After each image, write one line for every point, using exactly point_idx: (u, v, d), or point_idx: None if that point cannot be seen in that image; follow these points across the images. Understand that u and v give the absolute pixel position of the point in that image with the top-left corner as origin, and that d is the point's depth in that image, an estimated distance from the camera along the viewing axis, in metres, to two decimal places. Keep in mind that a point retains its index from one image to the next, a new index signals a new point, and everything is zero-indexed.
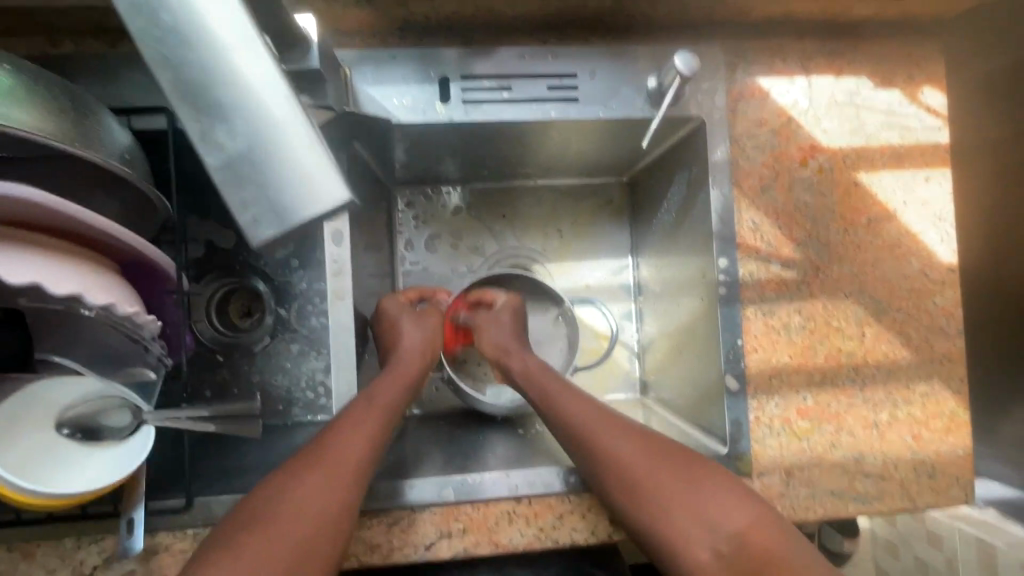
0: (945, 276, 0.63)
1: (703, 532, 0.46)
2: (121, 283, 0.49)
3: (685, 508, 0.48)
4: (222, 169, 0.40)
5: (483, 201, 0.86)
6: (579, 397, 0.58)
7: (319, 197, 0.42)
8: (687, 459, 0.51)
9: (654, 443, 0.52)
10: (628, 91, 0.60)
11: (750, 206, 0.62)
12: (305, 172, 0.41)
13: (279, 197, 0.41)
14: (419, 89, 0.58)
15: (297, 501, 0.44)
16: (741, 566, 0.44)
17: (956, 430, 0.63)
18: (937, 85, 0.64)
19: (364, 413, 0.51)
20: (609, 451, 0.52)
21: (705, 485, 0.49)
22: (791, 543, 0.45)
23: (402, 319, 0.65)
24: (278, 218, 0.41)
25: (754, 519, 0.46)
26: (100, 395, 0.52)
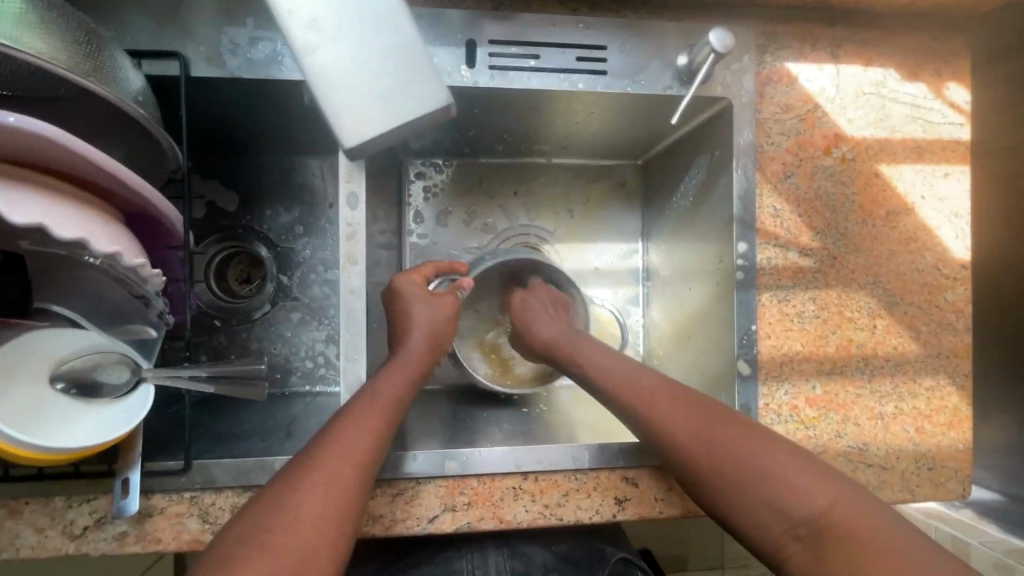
0: (957, 273, 0.64)
1: (778, 509, 0.42)
2: (126, 234, 0.47)
3: (757, 485, 0.43)
4: (323, 71, 0.48)
5: (496, 176, 0.84)
6: (636, 373, 0.55)
7: (420, 98, 0.49)
8: (759, 433, 0.47)
9: (719, 415, 0.49)
10: (656, 67, 0.59)
11: (772, 191, 0.61)
12: (410, 89, 0.49)
13: (379, 96, 0.49)
14: (444, 51, 0.56)
15: (297, 506, 0.41)
16: (824, 546, 0.40)
17: (958, 425, 0.64)
18: (962, 81, 0.64)
19: (367, 409, 0.49)
20: (669, 426, 0.50)
21: (770, 459, 0.44)
22: (879, 518, 0.40)
23: (414, 300, 0.61)
24: (373, 120, 0.49)
25: (834, 495, 0.41)
26: (100, 350, 0.50)
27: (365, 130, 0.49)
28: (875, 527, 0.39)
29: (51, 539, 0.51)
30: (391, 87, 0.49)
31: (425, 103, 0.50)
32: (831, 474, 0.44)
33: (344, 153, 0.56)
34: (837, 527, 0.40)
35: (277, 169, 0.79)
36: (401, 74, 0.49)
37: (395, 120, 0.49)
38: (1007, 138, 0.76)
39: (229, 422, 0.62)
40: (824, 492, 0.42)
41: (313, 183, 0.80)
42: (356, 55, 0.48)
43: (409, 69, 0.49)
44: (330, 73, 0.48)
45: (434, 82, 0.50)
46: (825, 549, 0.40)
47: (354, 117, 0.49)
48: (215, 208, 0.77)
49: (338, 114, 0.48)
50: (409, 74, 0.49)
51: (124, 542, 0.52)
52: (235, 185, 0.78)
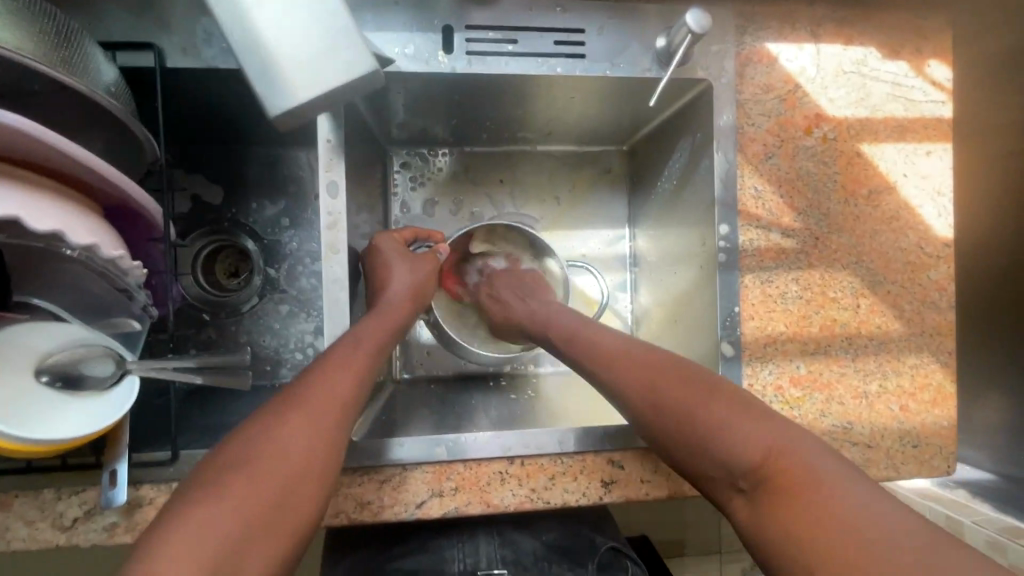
0: (940, 251, 0.64)
1: (721, 460, 0.42)
2: (105, 225, 0.47)
3: (702, 437, 0.44)
4: (240, 36, 0.44)
5: (481, 164, 0.84)
6: (599, 336, 0.56)
7: (348, 66, 0.45)
8: (714, 385, 0.46)
9: (674, 369, 0.49)
10: (635, 50, 0.59)
11: (753, 172, 0.61)
12: (336, 58, 0.44)
13: (300, 62, 0.44)
14: (421, 38, 0.56)
15: (280, 443, 0.41)
16: (763, 497, 0.39)
17: (942, 402, 0.64)
18: (944, 58, 0.64)
19: (351, 355, 0.50)
20: (622, 386, 0.50)
21: (718, 413, 0.44)
22: (827, 465, 0.39)
23: (393, 258, 0.63)
24: (295, 85, 0.44)
25: (778, 445, 0.40)
26: (81, 343, 0.50)
27: (285, 100, 0.44)
28: (819, 474, 0.38)
29: (41, 532, 0.52)
30: (315, 53, 0.44)
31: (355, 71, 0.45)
32: (783, 423, 0.43)
33: (323, 142, 0.56)
34: (779, 474, 0.39)
35: (261, 160, 0.79)
36: (325, 40, 0.44)
37: (320, 89, 0.44)
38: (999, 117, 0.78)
39: (219, 412, 0.63)
40: (767, 440, 0.41)
41: (298, 174, 0.80)
42: (278, 19, 0.44)
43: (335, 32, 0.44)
44: (248, 37, 0.44)
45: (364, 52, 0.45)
46: (765, 500, 0.39)
47: (271, 87, 0.44)
48: (200, 202, 0.77)
49: (259, 84, 0.44)
50: (336, 38, 0.44)
51: (115, 533, 0.52)
52: (220, 178, 0.78)
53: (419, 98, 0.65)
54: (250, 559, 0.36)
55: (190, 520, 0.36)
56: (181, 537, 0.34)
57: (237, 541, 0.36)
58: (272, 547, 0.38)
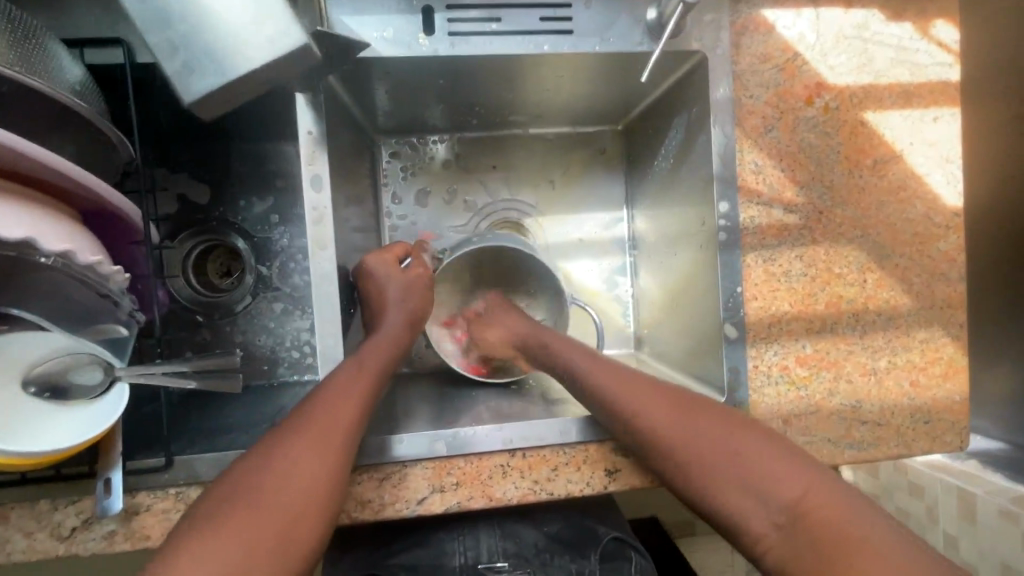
0: (949, 221, 0.62)
1: (751, 496, 0.43)
2: (74, 228, 0.45)
3: (727, 475, 0.44)
4: (142, 5, 0.38)
5: (473, 150, 0.81)
6: (609, 366, 0.55)
7: (272, 40, 0.40)
8: (737, 424, 0.47)
9: (696, 409, 0.49)
10: (625, 23, 0.56)
11: (753, 147, 0.59)
12: (259, 32, 0.39)
13: (216, 40, 0.39)
14: (401, 19, 0.54)
15: (283, 470, 0.43)
16: (800, 536, 0.40)
17: (953, 376, 0.63)
18: (950, 18, 0.61)
19: (355, 378, 0.51)
20: (644, 419, 0.49)
21: (746, 448, 0.45)
22: (857, 505, 0.40)
23: (387, 281, 0.62)
24: (219, 68, 0.40)
25: (807, 482, 0.42)
26: (66, 351, 0.48)
27: (202, 82, 0.40)
28: (850, 509, 0.39)
29: (40, 543, 0.51)
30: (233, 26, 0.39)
31: (282, 45, 0.40)
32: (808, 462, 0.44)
33: (304, 134, 0.54)
34: (813, 515, 0.40)
35: (247, 156, 0.77)
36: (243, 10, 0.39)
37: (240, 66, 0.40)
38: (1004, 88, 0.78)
39: (214, 415, 0.62)
40: (797, 477, 0.42)
41: (286, 168, 0.78)
42: None
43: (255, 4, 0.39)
44: (154, 8, 0.38)
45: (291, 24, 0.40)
46: (804, 539, 0.39)
47: (190, 68, 0.40)
48: (186, 201, 0.76)
49: (173, 70, 0.40)
50: (258, 11, 0.39)
51: (114, 540, 0.52)
52: (206, 176, 0.76)
53: (402, 84, 0.63)
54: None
55: (197, 549, 0.37)
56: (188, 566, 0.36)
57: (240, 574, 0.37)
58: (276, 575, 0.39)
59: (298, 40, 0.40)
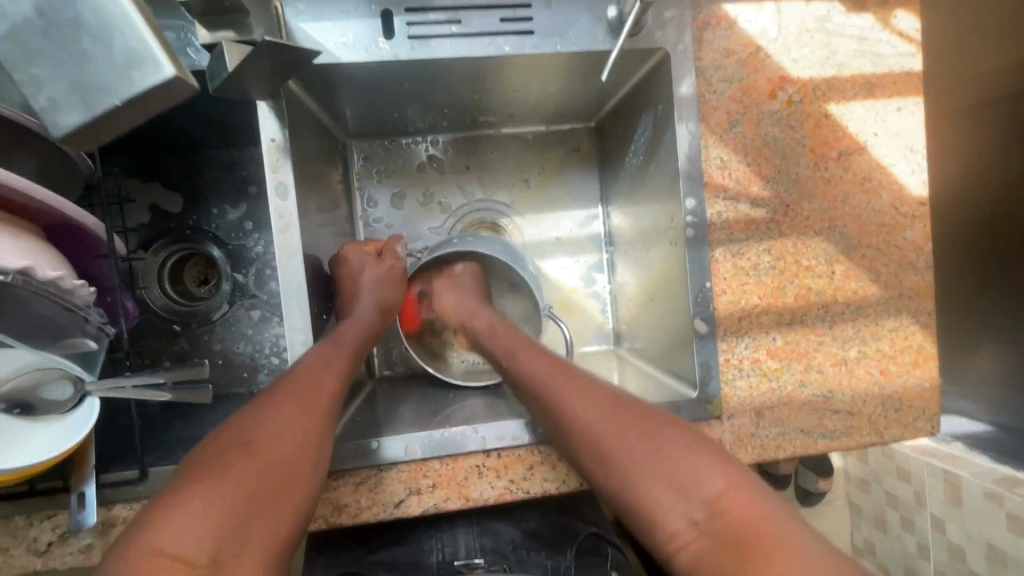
0: (915, 210, 0.62)
1: (675, 494, 0.43)
2: (36, 245, 0.45)
3: (654, 473, 0.44)
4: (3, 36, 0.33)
5: (448, 151, 0.81)
6: (545, 355, 0.57)
7: (132, 74, 0.34)
8: (658, 421, 0.48)
9: (620, 400, 0.50)
10: (586, 22, 0.56)
11: (718, 142, 0.59)
12: (129, 67, 0.34)
13: (83, 76, 0.34)
14: (361, 24, 0.54)
15: (278, 434, 0.44)
16: (719, 534, 0.40)
17: (923, 363, 0.63)
18: (911, 8, 0.61)
19: (335, 354, 0.53)
20: (575, 416, 0.50)
21: (673, 446, 0.45)
22: (771, 508, 0.41)
23: (363, 270, 0.63)
24: (92, 100, 0.34)
25: (729, 482, 0.42)
26: (37, 367, 0.48)
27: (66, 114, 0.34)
28: (764, 510, 0.41)
29: (17, 558, 0.51)
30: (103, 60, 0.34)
31: (143, 79, 0.34)
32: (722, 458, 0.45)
33: (268, 142, 0.54)
34: (733, 514, 0.41)
35: (218, 164, 0.77)
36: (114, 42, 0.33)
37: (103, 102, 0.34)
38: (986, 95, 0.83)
39: (191, 424, 0.62)
40: (720, 477, 0.43)
41: (259, 175, 0.78)
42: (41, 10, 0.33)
43: (114, 37, 0.34)
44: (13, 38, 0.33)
45: (156, 59, 0.34)
46: (722, 539, 0.40)
47: (64, 101, 0.34)
48: (159, 210, 0.75)
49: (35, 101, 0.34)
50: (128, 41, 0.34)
51: (90, 554, 0.52)
52: (179, 185, 0.76)
53: (366, 88, 0.63)
54: (252, 541, 0.39)
55: (193, 502, 0.38)
56: (186, 520, 0.37)
57: (230, 534, 0.37)
58: (271, 534, 0.40)
59: (165, 74, 0.34)
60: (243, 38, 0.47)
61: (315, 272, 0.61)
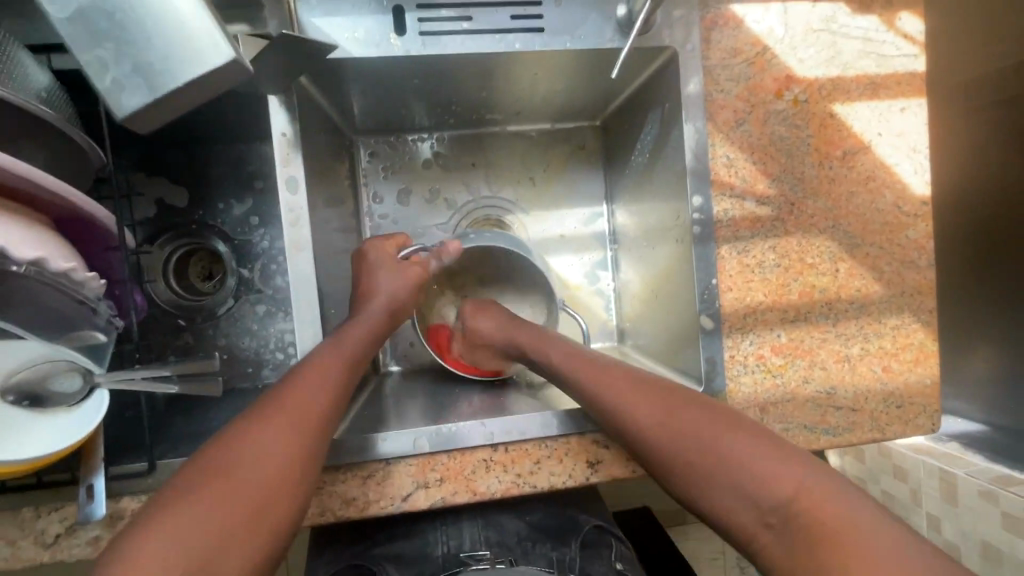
0: (918, 209, 0.63)
1: (745, 496, 0.42)
2: (49, 236, 0.45)
3: (722, 474, 0.43)
4: (66, 20, 0.36)
5: (454, 148, 0.82)
6: (580, 358, 0.57)
7: (197, 56, 0.37)
8: (721, 419, 0.46)
9: (680, 398, 0.49)
10: (596, 21, 0.57)
11: (724, 140, 0.60)
12: (188, 48, 0.37)
13: (140, 57, 0.37)
14: (373, 20, 0.54)
15: (271, 443, 0.42)
16: (795, 535, 0.39)
17: (925, 360, 0.64)
18: (915, 10, 0.62)
19: (329, 355, 0.51)
20: (632, 419, 0.49)
21: (737, 444, 0.44)
22: (850, 507, 0.38)
23: (381, 268, 0.63)
24: (152, 83, 0.37)
25: (799, 481, 0.40)
26: (48, 358, 0.48)
27: (128, 99, 0.37)
28: (845, 513, 0.38)
29: (23, 550, 0.52)
30: (166, 42, 0.37)
31: (209, 59, 0.37)
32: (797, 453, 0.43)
33: (278, 136, 0.54)
34: (805, 514, 0.39)
35: (224, 159, 0.77)
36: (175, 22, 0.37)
37: (164, 85, 0.37)
38: (987, 97, 0.84)
39: (197, 418, 0.62)
40: (789, 477, 0.41)
41: (265, 170, 0.78)
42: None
43: (171, 19, 0.37)
44: (79, 23, 0.36)
45: (220, 38, 0.37)
46: (798, 540, 0.39)
47: (129, 85, 0.37)
48: (164, 205, 0.75)
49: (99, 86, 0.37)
50: (188, 20, 0.37)
51: (97, 546, 0.52)
52: (184, 179, 0.76)
53: (375, 84, 0.63)
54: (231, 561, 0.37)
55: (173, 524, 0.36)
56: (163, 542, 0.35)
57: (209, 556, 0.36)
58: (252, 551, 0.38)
59: (227, 54, 0.37)
60: (257, 32, 0.46)
61: (324, 268, 0.62)
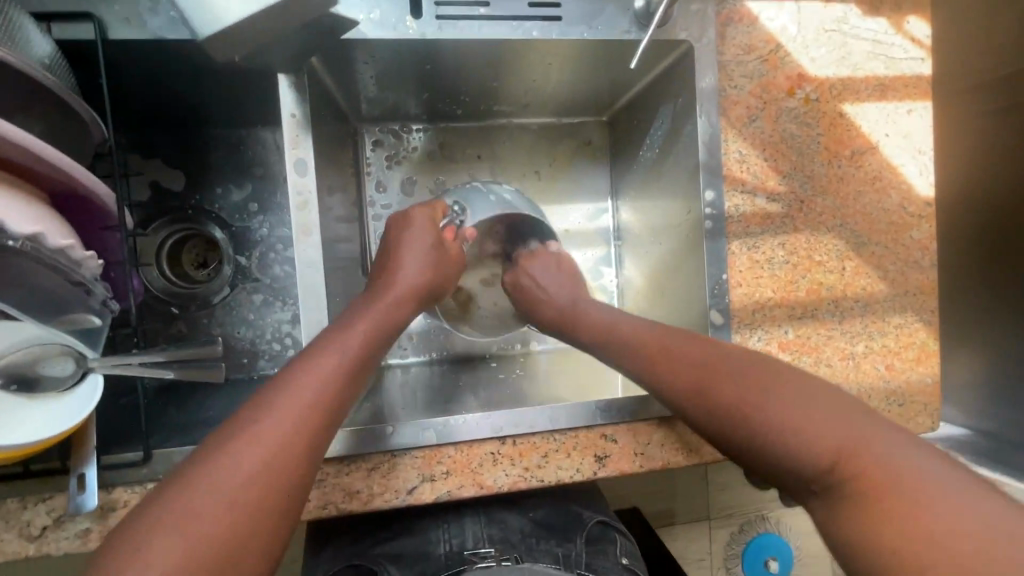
0: (922, 210, 0.64)
1: (787, 458, 0.39)
2: (47, 212, 0.43)
3: (762, 434, 0.41)
4: None
5: (459, 140, 0.81)
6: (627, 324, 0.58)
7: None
8: (760, 375, 0.44)
9: (721, 363, 0.47)
10: (613, 11, 0.57)
11: (737, 136, 0.60)
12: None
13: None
14: (388, 2, 0.53)
15: (269, 429, 0.38)
16: (846, 498, 0.36)
17: (926, 360, 0.65)
18: (922, 14, 0.63)
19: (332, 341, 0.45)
20: (670, 384, 0.50)
21: (775, 401, 0.41)
22: (907, 461, 0.35)
23: (412, 235, 0.58)
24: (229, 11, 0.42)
25: (846, 436, 0.37)
26: (38, 341, 0.46)
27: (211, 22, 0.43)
28: (899, 467, 0.35)
29: (8, 544, 0.49)
30: None
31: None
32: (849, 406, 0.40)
33: (287, 117, 0.53)
34: (857, 474, 0.36)
35: (224, 143, 0.75)
36: None
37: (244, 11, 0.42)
38: None
39: (193, 409, 0.60)
40: (833, 432, 0.37)
41: (266, 156, 0.76)
42: None
43: None
44: None
45: None
46: (852, 504, 0.35)
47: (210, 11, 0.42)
48: (159, 188, 0.73)
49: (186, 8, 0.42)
50: None
51: (87, 539, 0.50)
52: (181, 162, 0.74)
53: (385, 69, 0.62)
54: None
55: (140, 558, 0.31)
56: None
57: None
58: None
59: None
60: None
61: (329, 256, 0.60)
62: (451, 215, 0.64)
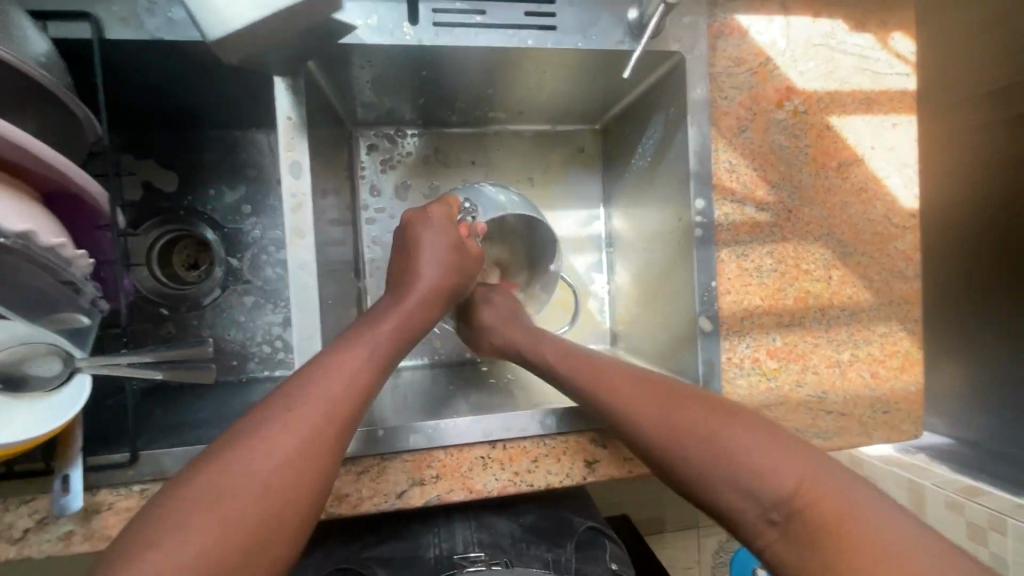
0: (906, 221, 0.65)
1: (745, 491, 0.40)
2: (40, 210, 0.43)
3: (721, 467, 0.41)
4: None
5: (454, 146, 0.81)
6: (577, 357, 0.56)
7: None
8: (717, 411, 0.45)
9: (680, 395, 0.48)
10: (606, 22, 0.58)
11: (727, 146, 0.61)
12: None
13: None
14: (386, 8, 0.53)
15: (280, 439, 0.37)
16: (798, 533, 0.37)
17: (910, 368, 0.66)
18: (907, 31, 0.65)
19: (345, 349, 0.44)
20: (629, 415, 0.49)
21: (733, 436, 0.42)
22: (857, 497, 0.37)
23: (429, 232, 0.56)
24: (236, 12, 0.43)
25: (801, 473, 0.39)
26: (25, 341, 0.46)
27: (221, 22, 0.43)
28: (851, 502, 0.37)
29: None
30: None
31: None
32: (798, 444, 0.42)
33: (283, 119, 0.53)
34: (812, 508, 0.37)
35: (217, 144, 0.75)
36: None
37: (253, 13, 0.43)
38: None
39: (181, 411, 0.60)
40: (792, 469, 0.39)
41: (260, 159, 0.76)
42: None
43: None
44: None
45: None
46: (807, 537, 0.37)
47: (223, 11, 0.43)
48: (151, 189, 0.72)
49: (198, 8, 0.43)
50: None
51: (70, 542, 0.49)
52: (173, 163, 0.73)
53: (381, 74, 0.62)
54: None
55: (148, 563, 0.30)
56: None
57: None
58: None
59: None
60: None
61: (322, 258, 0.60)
62: (464, 211, 0.62)
